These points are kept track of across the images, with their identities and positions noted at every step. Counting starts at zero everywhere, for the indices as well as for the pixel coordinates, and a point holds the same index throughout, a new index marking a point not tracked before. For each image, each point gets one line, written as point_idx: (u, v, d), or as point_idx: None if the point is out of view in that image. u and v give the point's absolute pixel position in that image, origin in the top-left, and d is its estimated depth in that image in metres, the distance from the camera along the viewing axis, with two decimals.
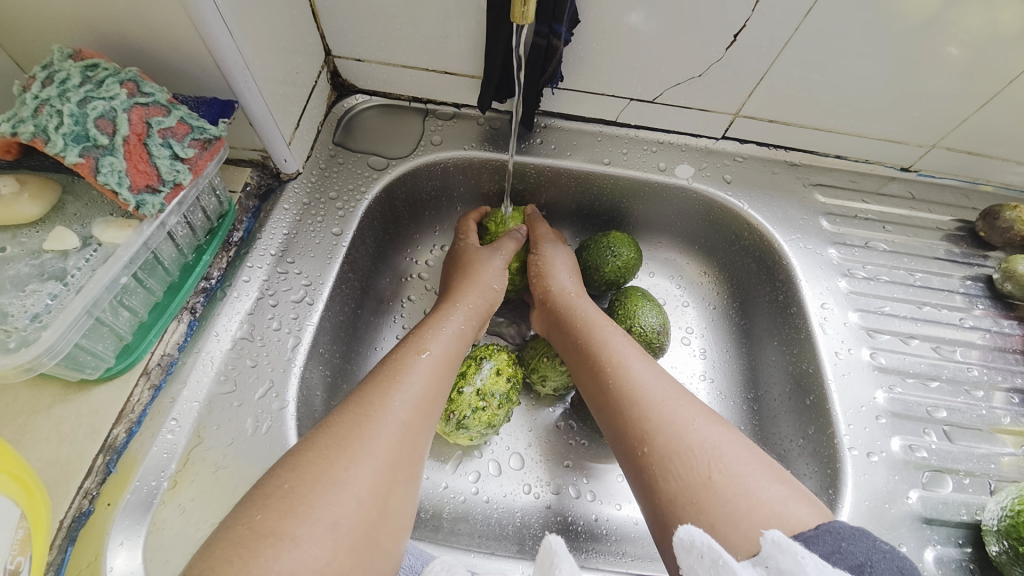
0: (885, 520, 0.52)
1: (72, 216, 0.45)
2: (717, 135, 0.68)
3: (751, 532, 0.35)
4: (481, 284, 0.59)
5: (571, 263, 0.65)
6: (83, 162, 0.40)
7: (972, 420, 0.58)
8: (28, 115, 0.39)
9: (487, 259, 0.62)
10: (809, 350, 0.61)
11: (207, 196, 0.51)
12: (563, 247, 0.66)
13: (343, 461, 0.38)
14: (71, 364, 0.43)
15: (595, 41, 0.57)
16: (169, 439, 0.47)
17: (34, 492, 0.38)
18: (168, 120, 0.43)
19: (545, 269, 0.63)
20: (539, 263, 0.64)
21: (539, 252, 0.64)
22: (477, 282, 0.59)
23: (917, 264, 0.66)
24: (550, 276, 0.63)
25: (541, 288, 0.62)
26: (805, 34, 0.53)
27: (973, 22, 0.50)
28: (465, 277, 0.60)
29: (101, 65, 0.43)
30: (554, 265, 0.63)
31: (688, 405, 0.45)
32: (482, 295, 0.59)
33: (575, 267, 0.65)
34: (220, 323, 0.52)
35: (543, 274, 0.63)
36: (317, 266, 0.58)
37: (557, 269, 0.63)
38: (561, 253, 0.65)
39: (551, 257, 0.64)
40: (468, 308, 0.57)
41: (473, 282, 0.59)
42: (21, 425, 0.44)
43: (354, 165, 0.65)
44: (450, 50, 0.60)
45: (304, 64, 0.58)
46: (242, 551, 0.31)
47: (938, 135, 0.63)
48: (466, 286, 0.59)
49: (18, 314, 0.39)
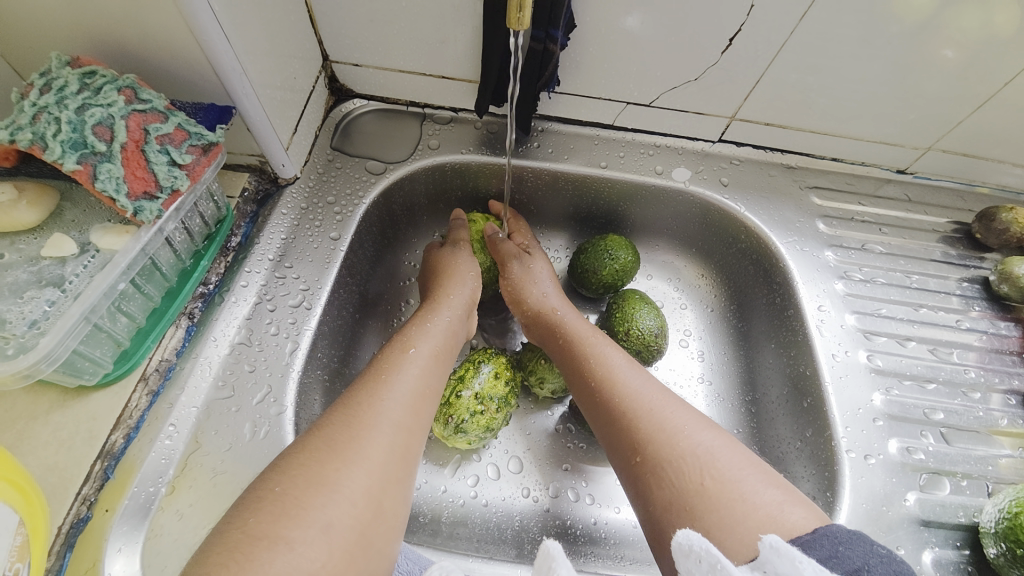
0: (883, 522, 0.52)
1: (69, 223, 0.45)
2: (714, 138, 0.69)
3: (748, 536, 0.35)
4: (460, 279, 0.60)
5: (545, 265, 0.65)
6: (81, 169, 0.40)
7: (969, 422, 0.58)
8: (26, 122, 0.39)
9: (461, 261, 0.62)
10: (806, 352, 0.61)
11: (204, 202, 0.51)
12: (534, 257, 0.65)
13: (334, 462, 0.38)
14: (69, 369, 0.43)
15: (592, 45, 0.57)
16: (167, 444, 0.47)
17: (32, 498, 0.38)
18: (166, 127, 0.43)
19: (520, 292, 0.63)
20: (513, 289, 0.63)
21: (510, 277, 0.63)
22: (457, 277, 0.60)
23: (913, 266, 0.66)
24: (527, 296, 0.62)
25: (523, 312, 0.62)
26: (801, 37, 0.53)
27: (968, 24, 0.50)
28: (446, 276, 0.60)
29: (99, 73, 0.43)
30: (528, 284, 0.63)
31: (679, 411, 0.45)
32: (463, 290, 0.60)
33: (552, 275, 0.66)
34: (218, 329, 0.52)
35: (518, 297, 0.63)
36: (315, 271, 0.58)
37: (533, 287, 0.62)
38: (533, 264, 0.64)
39: (524, 278, 0.63)
40: (453, 301, 0.58)
41: (455, 281, 0.60)
42: (20, 431, 0.44)
43: (352, 169, 0.65)
44: (448, 54, 0.60)
45: (302, 69, 0.59)
46: (238, 555, 0.32)
47: (934, 137, 0.63)
48: (453, 288, 0.59)
49: (16, 321, 0.39)
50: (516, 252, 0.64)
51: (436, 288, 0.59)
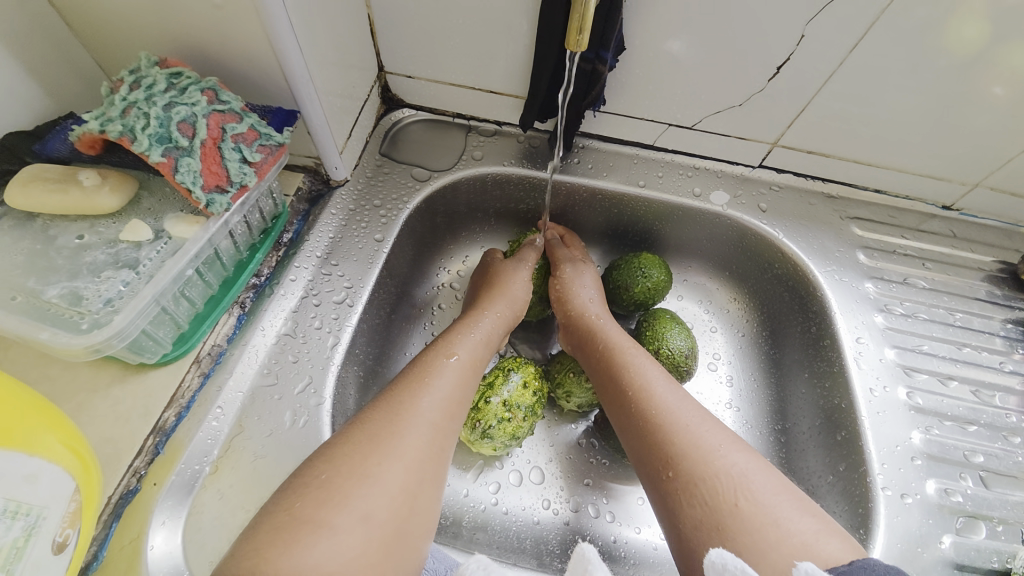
0: (917, 564, 0.50)
1: (145, 210, 0.48)
2: (755, 163, 0.69)
3: (780, 562, 0.35)
4: (508, 294, 0.61)
5: (594, 276, 0.66)
6: (164, 162, 0.43)
7: (1011, 468, 0.56)
8: (118, 115, 0.43)
9: (521, 268, 0.63)
10: (842, 384, 0.60)
11: (264, 199, 0.54)
12: (585, 263, 0.66)
13: (375, 456, 0.39)
14: (134, 347, 0.46)
15: (638, 67, 0.59)
16: (214, 425, 0.49)
17: (88, 466, 0.41)
18: (241, 127, 0.46)
19: (566, 291, 0.64)
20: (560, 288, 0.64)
21: (558, 274, 0.64)
22: (503, 291, 0.61)
23: (957, 304, 0.65)
24: (571, 300, 0.63)
25: (564, 312, 0.63)
26: (848, 68, 0.54)
27: (1020, 63, 0.50)
28: (494, 288, 0.62)
29: (184, 74, 0.46)
30: (576, 285, 0.64)
31: (715, 430, 0.45)
32: (510, 305, 0.61)
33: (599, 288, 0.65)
34: (266, 319, 0.55)
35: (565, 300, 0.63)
36: (359, 270, 0.61)
37: (578, 288, 0.63)
38: (584, 270, 0.65)
39: (571, 279, 0.64)
40: (495, 312, 0.59)
41: (502, 294, 0.61)
42: (80, 402, 0.47)
43: (398, 175, 0.68)
44: (497, 70, 0.63)
45: (360, 79, 0.62)
46: (286, 535, 0.34)
47: (982, 174, 0.62)
48: (498, 299, 0.60)
49: (93, 298, 0.42)
50: (569, 254, 0.66)
51: (482, 295, 0.61)
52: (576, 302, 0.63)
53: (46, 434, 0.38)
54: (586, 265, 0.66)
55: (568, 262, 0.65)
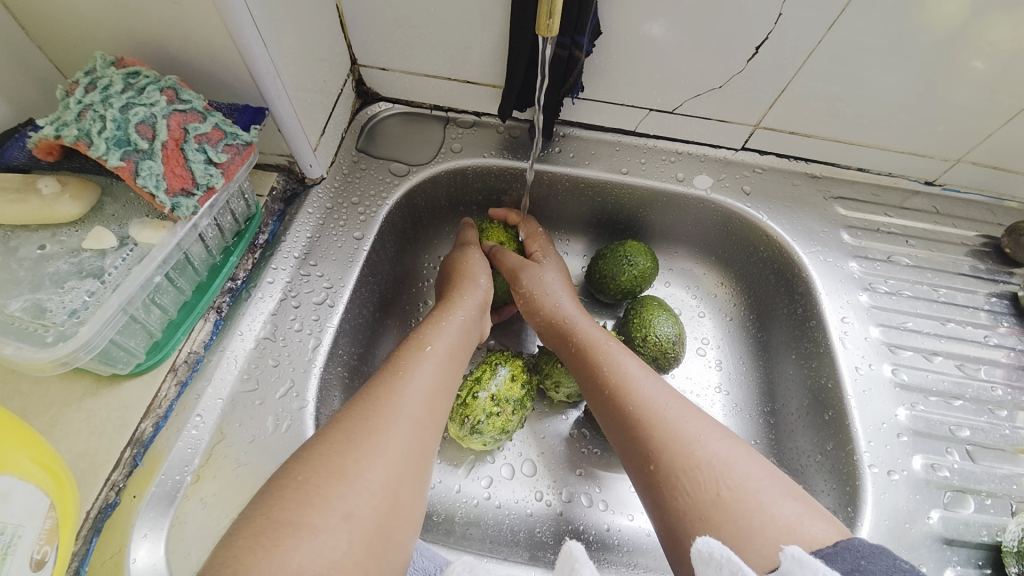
0: (905, 539, 0.51)
1: (109, 217, 0.46)
2: (738, 146, 0.68)
3: (766, 547, 0.35)
4: (478, 284, 0.60)
5: (558, 275, 0.63)
6: (124, 166, 0.41)
7: (995, 440, 0.57)
8: (72, 119, 0.41)
9: (484, 275, 0.61)
10: (829, 364, 0.60)
11: (235, 200, 0.53)
12: (547, 266, 0.64)
13: (353, 454, 0.38)
14: (104, 358, 0.45)
15: (616, 52, 0.58)
16: (193, 434, 0.48)
17: (63, 481, 0.40)
18: (204, 127, 0.45)
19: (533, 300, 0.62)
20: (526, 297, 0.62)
21: (522, 287, 0.62)
22: (469, 279, 0.60)
23: (940, 280, 0.65)
24: (542, 303, 0.61)
25: (535, 319, 0.62)
26: (827, 47, 0.53)
27: (998, 36, 0.49)
28: (459, 279, 0.60)
29: (142, 73, 0.44)
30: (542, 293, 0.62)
31: (696, 418, 0.45)
32: (476, 287, 0.60)
33: (567, 284, 0.64)
34: (244, 323, 0.54)
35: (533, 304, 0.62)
36: (338, 269, 0.59)
37: (546, 296, 0.61)
38: (546, 274, 0.63)
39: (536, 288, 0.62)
40: (465, 301, 0.58)
41: (470, 284, 0.60)
42: (53, 417, 0.46)
43: (375, 171, 0.66)
44: (473, 59, 0.61)
45: (332, 72, 0.60)
46: (264, 540, 0.33)
47: (963, 149, 0.62)
48: (466, 290, 0.59)
49: (57, 310, 0.41)
50: (529, 263, 0.63)
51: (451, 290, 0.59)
52: (547, 304, 0.61)
53: (17, 452, 0.36)
54: (547, 265, 0.64)
55: (528, 270, 0.62)
